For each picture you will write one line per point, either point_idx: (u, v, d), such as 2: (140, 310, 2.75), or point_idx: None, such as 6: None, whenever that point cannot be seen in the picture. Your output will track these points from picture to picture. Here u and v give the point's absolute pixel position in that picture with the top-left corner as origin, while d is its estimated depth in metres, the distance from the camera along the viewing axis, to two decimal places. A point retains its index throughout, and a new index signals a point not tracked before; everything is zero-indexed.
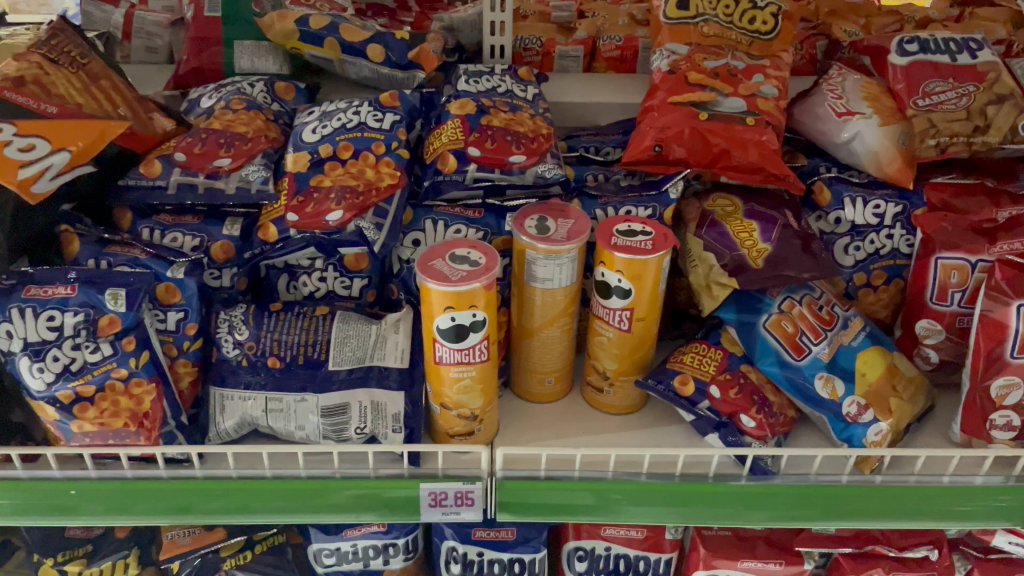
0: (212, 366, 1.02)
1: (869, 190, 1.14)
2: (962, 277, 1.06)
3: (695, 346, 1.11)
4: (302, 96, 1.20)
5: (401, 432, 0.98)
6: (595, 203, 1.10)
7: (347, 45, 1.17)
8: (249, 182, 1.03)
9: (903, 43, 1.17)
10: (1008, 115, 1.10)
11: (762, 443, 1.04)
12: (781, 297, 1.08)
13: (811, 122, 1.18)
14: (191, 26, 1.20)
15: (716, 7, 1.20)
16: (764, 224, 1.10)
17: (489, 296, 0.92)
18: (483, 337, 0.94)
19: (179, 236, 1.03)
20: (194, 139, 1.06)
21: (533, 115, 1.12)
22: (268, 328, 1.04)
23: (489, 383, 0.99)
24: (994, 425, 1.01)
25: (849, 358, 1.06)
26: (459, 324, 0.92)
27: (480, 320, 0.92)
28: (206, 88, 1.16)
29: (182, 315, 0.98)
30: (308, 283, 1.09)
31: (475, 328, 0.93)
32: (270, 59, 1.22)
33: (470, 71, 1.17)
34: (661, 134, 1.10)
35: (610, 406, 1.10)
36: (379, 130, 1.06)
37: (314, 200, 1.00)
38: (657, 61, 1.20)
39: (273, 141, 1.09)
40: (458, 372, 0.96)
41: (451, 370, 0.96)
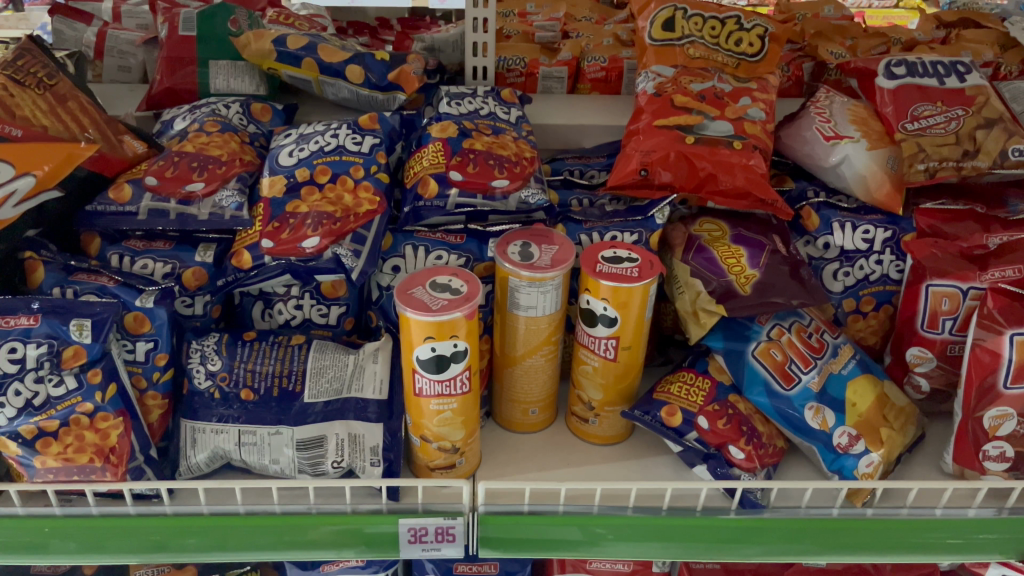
0: (184, 399, 0.98)
1: (858, 215, 1.12)
2: (953, 304, 1.04)
3: (682, 375, 1.08)
4: (280, 118, 1.17)
5: (381, 465, 0.94)
6: (580, 228, 1.07)
7: (326, 65, 1.14)
8: (223, 208, 1.00)
9: (890, 66, 1.16)
10: (997, 139, 1.08)
11: (752, 476, 1.00)
12: (769, 324, 1.06)
13: (798, 145, 1.16)
14: (165, 46, 1.17)
15: (702, 29, 1.19)
16: (752, 250, 1.08)
17: (471, 325, 0.89)
18: (464, 368, 0.91)
19: (150, 262, 0.99)
20: (166, 162, 1.03)
21: (516, 138, 1.09)
22: (242, 359, 1.00)
23: (471, 416, 0.96)
24: (987, 456, 0.98)
25: (839, 387, 1.03)
26: (439, 355, 0.89)
27: (462, 349, 0.89)
28: (180, 109, 1.13)
29: (152, 345, 0.94)
30: (284, 311, 1.05)
31: (456, 359, 0.90)
32: (247, 80, 1.19)
33: (452, 93, 1.14)
34: (647, 158, 1.07)
35: (596, 436, 1.07)
36: (357, 153, 1.03)
37: (290, 226, 0.97)
38: (642, 84, 1.17)
39: (249, 164, 1.05)
40: (438, 404, 0.93)
41: (430, 402, 0.93)
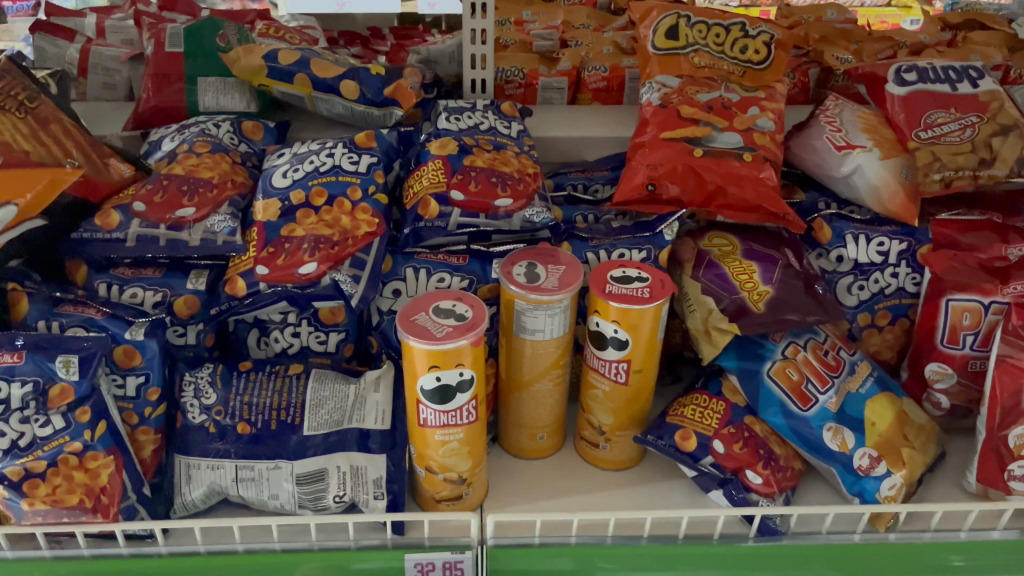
0: (177, 434, 0.93)
1: (872, 227, 1.09)
2: (975, 319, 1.01)
3: (695, 398, 1.04)
4: (272, 135, 1.12)
5: (383, 499, 0.91)
6: (586, 246, 1.03)
7: (319, 81, 1.10)
8: (215, 233, 0.95)
9: (901, 72, 1.13)
10: (1014, 147, 1.05)
11: (770, 501, 0.96)
12: (785, 342, 1.02)
13: (809, 155, 1.12)
14: (151, 63, 1.13)
15: (707, 37, 1.16)
16: (764, 264, 1.05)
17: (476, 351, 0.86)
18: (471, 396, 0.87)
19: (139, 291, 0.95)
20: (155, 186, 0.98)
21: (518, 154, 1.05)
22: (237, 391, 0.95)
23: (478, 445, 0.92)
24: (1012, 476, 0.95)
25: (858, 405, 1.00)
26: (444, 385, 0.85)
27: (469, 377, 0.85)
28: (168, 129, 1.09)
29: (143, 379, 0.90)
30: (281, 339, 1.01)
31: (461, 389, 0.86)
32: (236, 96, 1.15)
33: (451, 107, 1.11)
34: (653, 171, 1.04)
35: (608, 461, 1.03)
36: (355, 173, 1.00)
37: (285, 251, 0.93)
38: (647, 94, 1.14)
39: (240, 187, 1.01)
40: (444, 434, 0.89)
41: (435, 432, 0.89)
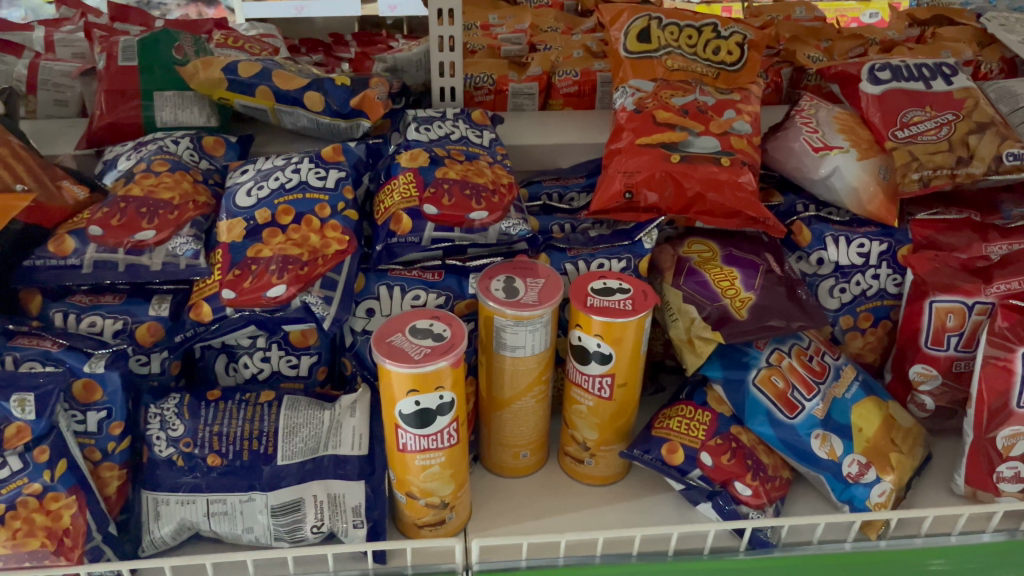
0: (144, 470, 0.89)
1: (852, 229, 1.07)
2: (959, 320, 0.99)
3: (680, 409, 1.02)
4: (233, 151, 1.08)
5: (364, 527, 0.87)
6: (564, 256, 1.00)
7: (282, 94, 1.06)
8: (177, 256, 0.91)
9: (874, 71, 1.13)
10: (991, 144, 1.04)
11: (761, 512, 0.94)
12: (769, 349, 1.01)
13: (785, 158, 1.10)
14: (104, 78, 1.08)
15: (679, 39, 1.14)
16: (745, 270, 1.03)
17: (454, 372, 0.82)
18: (452, 417, 0.84)
19: (98, 320, 0.90)
20: (111, 209, 0.93)
21: (491, 164, 1.02)
22: (206, 421, 0.91)
23: (460, 467, 0.88)
24: (1001, 477, 0.94)
25: (844, 411, 0.99)
26: (424, 409, 0.82)
27: (449, 400, 0.82)
28: (124, 147, 1.04)
29: (105, 413, 0.85)
30: (250, 364, 0.97)
31: (442, 412, 0.83)
32: (196, 111, 1.10)
33: (420, 117, 1.07)
34: (631, 179, 1.01)
35: (593, 477, 1.01)
36: (322, 189, 0.96)
37: (252, 273, 0.89)
38: (620, 99, 1.11)
39: (203, 207, 0.97)
40: (425, 458, 0.86)
41: (415, 455, 0.85)
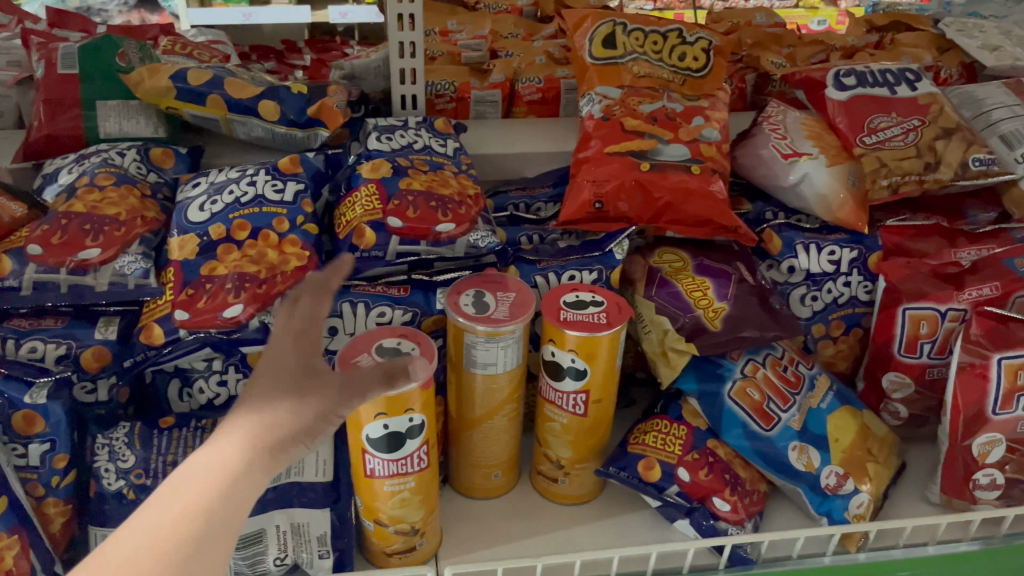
0: (92, 505, 0.82)
1: (822, 236, 1.06)
2: (931, 327, 0.99)
3: (655, 423, 0.99)
4: (184, 163, 1.03)
5: (330, 557, 0.85)
6: (534, 269, 0.97)
7: (235, 102, 1.02)
8: (125, 276, 0.86)
9: (840, 77, 1.12)
10: (957, 150, 1.04)
11: (740, 528, 0.92)
12: (743, 360, 0.99)
13: (754, 165, 1.09)
14: (41, 87, 1.01)
15: (644, 45, 1.12)
16: (718, 280, 1.01)
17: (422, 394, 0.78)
18: (422, 440, 0.80)
19: (39, 345, 0.83)
20: (52, 226, 0.87)
21: (456, 174, 0.99)
22: (158, 450, 0.84)
23: (431, 492, 0.84)
24: (977, 485, 0.94)
25: (820, 422, 0.97)
26: (393, 434, 0.78)
27: (418, 423, 0.78)
28: (65, 159, 0.98)
29: (47, 446, 0.79)
30: (206, 389, 0.90)
31: (412, 435, 0.79)
32: (142, 121, 1.05)
33: (381, 126, 1.03)
34: (600, 189, 0.99)
35: (567, 496, 0.97)
36: (280, 203, 0.91)
37: (206, 292, 0.84)
38: (587, 107, 1.08)
39: (152, 223, 0.91)
40: (394, 484, 0.81)
41: (382, 481, 0.81)
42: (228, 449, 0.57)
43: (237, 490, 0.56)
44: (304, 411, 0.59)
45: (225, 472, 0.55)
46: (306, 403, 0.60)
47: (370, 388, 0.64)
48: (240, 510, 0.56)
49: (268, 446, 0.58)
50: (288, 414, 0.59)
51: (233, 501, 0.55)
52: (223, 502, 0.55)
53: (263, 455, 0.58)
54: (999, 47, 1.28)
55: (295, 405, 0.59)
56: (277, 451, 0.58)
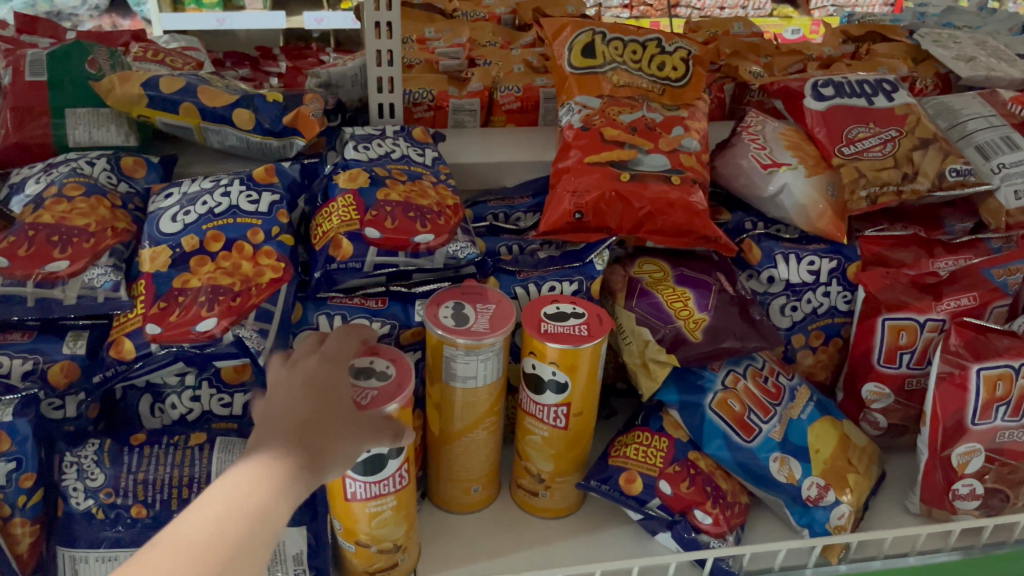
0: (59, 526, 0.79)
1: (801, 246, 1.06)
2: (911, 338, 0.99)
3: (636, 435, 0.98)
4: (155, 172, 1.01)
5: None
6: (514, 280, 0.96)
7: (209, 111, 1.00)
8: (94, 288, 0.83)
9: (818, 87, 1.12)
10: (934, 160, 1.05)
11: (721, 541, 0.91)
12: (724, 371, 0.98)
13: (733, 175, 1.08)
14: (8, 94, 0.98)
15: (623, 54, 1.12)
16: (698, 291, 1.00)
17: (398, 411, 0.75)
18: (398, 460, 0.78)
19: (4, 360, 0.81)
20: (19, 238, 0.85)
21: (435, 184, 0.98)
22: (130, 468, 0.82)
23: (409, 513, 0.83)
24: (957, 495, 0.93)
25: (800, 433, 0.97)
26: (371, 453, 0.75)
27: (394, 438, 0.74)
28: (32, 169, 0.95)
29: (13, 465, 0.76)
30: (179, 405, 0.88)
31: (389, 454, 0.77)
32: (113, 129, 1.03)
33: (359, 135, 1.02)
34: (580, 199, 0.98)
35: (548, 510, 0.96)
36: (255, 213, 0.89)
37: (179, 306, 0.82)
38: (567, 116, 1.07)
39: (123, 233, 0.89)
40: (371, 506, 0.80)
41: (358, 503, 0.79)
42: (267, 470, 0.53)
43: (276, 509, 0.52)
44: (333, 448, 0.58)
45: (264, 493, 0.51)
46: (336, 440, 0.58)
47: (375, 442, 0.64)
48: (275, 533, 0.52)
49: (303, 474, 0.55)
50: (319, 446, 0.57)
51: (270, 525, 0.51)
52: (263, 523, 0.50)
53: (299, 484, 0.54)
54: (973, 58, 1.29)
55: (328, 438, 0.58)
56: (309, 483, 0.55)
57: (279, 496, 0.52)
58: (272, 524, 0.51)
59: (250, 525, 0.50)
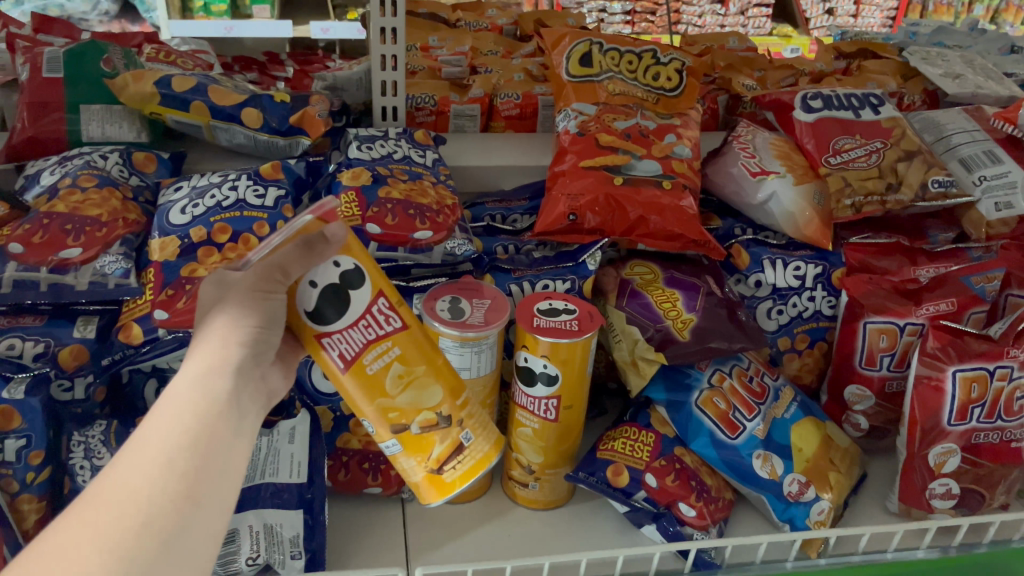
0: (64, 501, 0.82)
1: (788, 252, 1.10)
2: (891, 341, 1.02)
3: (625, 430, 1.01)
4: (166, 167, 1.04)
5: (302, 558, 0.84)
6: (509, 278, 0.99)
7: (218, 109, 1.04)
8: (105, 275, 0.87)
9: (807, 99, 1.16)
10: (917, 171, 1.08)
11: (705, 533, 0.94)
12: (710, 370, 1.02)
13: (724, 182, 1.12)
14: (25, 89, 1.02)
15: (619, 64, 1.16)
16: (687, 292, 1.04)
17: (390, 306, 0.66)
18: (442, 404, 0.69)
19: (18, 342, 0.84)
20: (34, 226, 0.88)
21: (435, 184, 1.02)
22: None
23: (475, 476, 0.71)
24: (933, 495, 0.97)
25: (784, 431, 1.00)
26: (405, 384, 0.67)
27: (350, 269, 0.63)
28: (47, 161, 0.99)
29: (24, 442, 0.78)
30: None
31: (424, 386, 0.68)
32: (125, 126, 1.06)
33: (362, 136, 1.06)
34: (575, 202, 1.01)
35: (535, 501, 0.98)
36: (261, 208, 0.93)
37: (187, 293, 0.87)
38: (563, 122, 1.11)
39: (133, 225, 0.93)
40: (432, 466, 0.70)
41: (418, 463, 0.70)
42: (179, 386, 0.54)
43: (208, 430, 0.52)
44: (234, 330, 0.59)
45: (192, 405, 0.53)
46: (234, 317, 0.59)
47: (291, 243, 0.61)
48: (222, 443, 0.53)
49: (220, 371, 0.56)
50: (220, 337, 0.58)
51: (209, 435, 0.52)
52: (199, 439, 0.52)
53: (226, 379, 0.56)
54: (961, 75, 1.33)
55: (224, 321, 0.59)
56: (234, 369, 0.57)
57: (203, 405, 0.53)
58: (208, 425, 0.53)
59: (182, 440, 0.51)
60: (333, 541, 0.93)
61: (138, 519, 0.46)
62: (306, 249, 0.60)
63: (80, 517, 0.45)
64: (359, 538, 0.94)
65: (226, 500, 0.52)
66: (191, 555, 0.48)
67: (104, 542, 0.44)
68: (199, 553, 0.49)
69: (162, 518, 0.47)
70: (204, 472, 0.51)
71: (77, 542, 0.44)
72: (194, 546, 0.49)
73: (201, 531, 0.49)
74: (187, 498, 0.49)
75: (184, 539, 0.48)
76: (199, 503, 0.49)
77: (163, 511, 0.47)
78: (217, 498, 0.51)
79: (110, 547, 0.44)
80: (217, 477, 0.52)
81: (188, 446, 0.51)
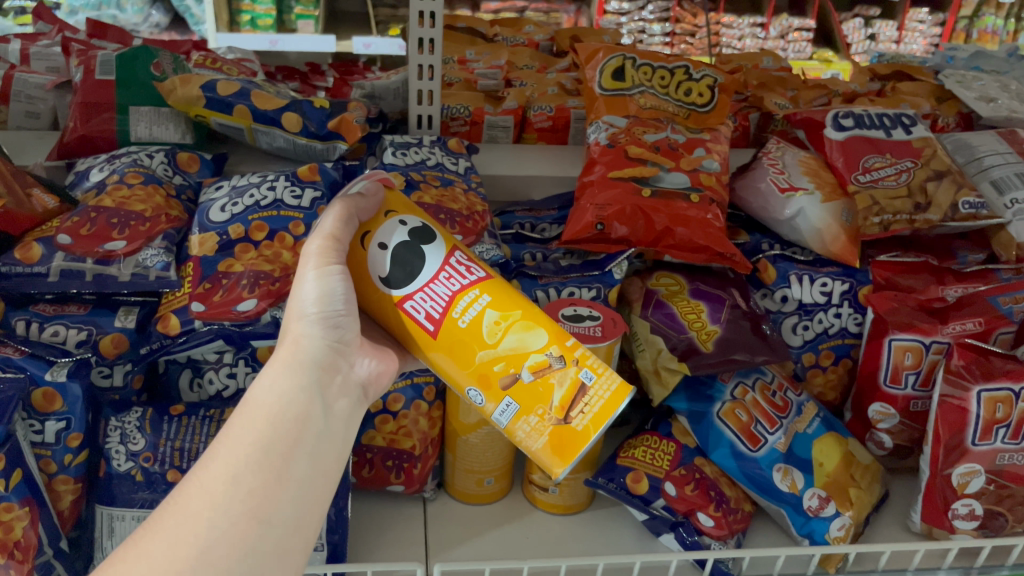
0: (100, 484, 0.84)
1: (815, 268, 1.10)
2: (916, 359, 1.02)
3: (646, 439, 1.02)
4: (208, 168, 1.08)
5: (323, 550, 0.86)
6: (536, 284, 1.00)
7: (260, 113, 1.08)
8: (147, 268, 0.91)
9: (838, 118, 1.17)
10: (947, 192, 1.08)
11: (722, 544, 0.94)
12: (733, 382, 1.02)
13: (752, 198, 1.13)
14: (79, 90, 1.07)
15: (652, 79, 1.18)
16: (712, 304, 1.05)
17: (469, 258, 0.65)
18: (550, 345, 0.63)
19: (62, 329, 0.88)
20: (82, 219, 0.92)
21: (466, 191, 1.04)
22: (168, 436, 0.86)
23: (605, 420, 0.63)
24: (956, 515, 0.96)
25: (805, 446, 1.00)
26: (504, 330, 0.63)
27: (417, 227, 0.64)
28: (97, 159, 1.03)
29: (63, 424, 0.81)
30: (215, 381, 0.93)
31: (527, 327, 0.63)
32: (171, 128, 1.11)
33: (397, 142, 1.09)
34: (603, 211, 1.03)
35: (556, 506, 0.99)
36: (297, 208, 0.97)
37: (223, 287, 0.90)
38: (594, 134, 1.14)
39: (175, 221, 0.97)
40: (556, 417, 0.63)
41: (542, 417, 0.63)
42: (259, 391, 0.54)
43: (281, 444, 0.52)
44: (307, 318, 0.59)
45: (267, 417, 0.52)
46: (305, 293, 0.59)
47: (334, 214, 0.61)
48: (298, 455, 0.52)
49: (295, 373, 0.56)
50: (292, 337, 0.58)
51: (279, 446, 0.51)
52: (269, 451, 0.51)
53: (304, 385, 0.55)
54: (995, 99, 1.33)
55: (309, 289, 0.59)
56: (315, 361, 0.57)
57: (275, 413, 0.53)
58: (286, 431, 0.52)
59: (250, 456, 0.50)
60: (356, 535, 0.96)
61: (199, 544, 0.46)
62: (348, 212, 0.61)
63: (164, 525, 0.47)
64: (381, 533, 0.96)
65: (309, 513, 0.51)
66: (270, 568, 0.48)
67: (177, 554, 0.45)
68: (280, 564, 0.49)
69: (229, 538, 0.47)
70: (275, 489, 0.50)
71: (154, 550, 0.45)
72: (272, 560, 0.48)
73: (274, 548, 0.49)
74: (255, 517, 0.48)
75: (256, 556, 0.48)
76: (271, 522, 0.49)
77: (241, 525, 0.48)
78: (293, 514, 0.50)
79: (178, 555, 0.45)
80: (292, 497, 0.50)
81: (255, 461, 0.50)
